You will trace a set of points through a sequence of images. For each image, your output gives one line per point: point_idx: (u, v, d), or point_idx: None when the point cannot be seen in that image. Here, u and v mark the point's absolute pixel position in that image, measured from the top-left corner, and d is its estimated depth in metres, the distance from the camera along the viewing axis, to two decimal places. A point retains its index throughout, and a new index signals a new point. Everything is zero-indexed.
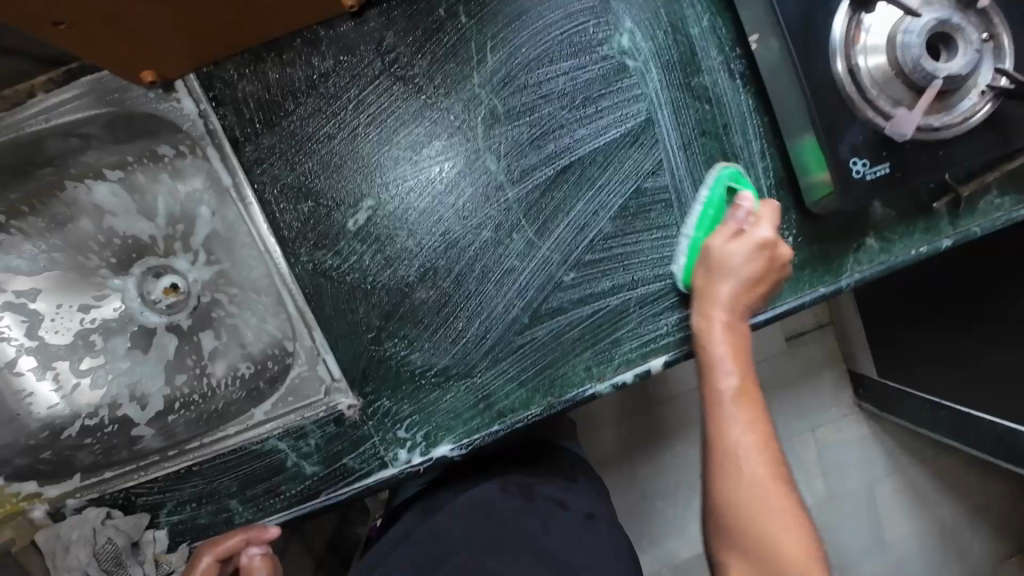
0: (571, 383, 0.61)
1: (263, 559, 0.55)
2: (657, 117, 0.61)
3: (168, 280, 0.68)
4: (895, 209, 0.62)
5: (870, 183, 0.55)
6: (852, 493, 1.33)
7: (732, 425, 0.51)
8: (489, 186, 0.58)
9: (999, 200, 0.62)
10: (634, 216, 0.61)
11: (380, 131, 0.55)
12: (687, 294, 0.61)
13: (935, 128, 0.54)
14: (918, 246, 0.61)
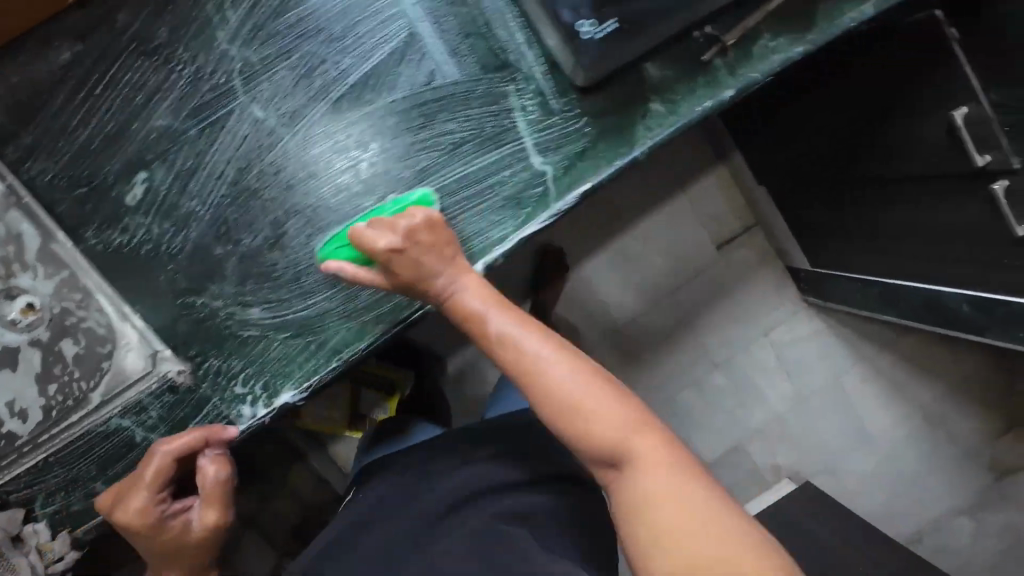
0: (402, 305, 0.64)
1: (219, 461, 0.59)
2: (420, 31, 0.62)
3: (22, 300, 0.57)
4: (672, 70, 0.67)
5: (603, 43, 0.58)
6: (818, 394, 1.31)
7: None
8: (262, 134, 0.60)
9: (772, 42, 0.67)
10: (421, 132, 0.63)
11: (130, 104, 0.58)
12: (492, 198, 0.65)
13: None
14: (701, 100, 0.66)
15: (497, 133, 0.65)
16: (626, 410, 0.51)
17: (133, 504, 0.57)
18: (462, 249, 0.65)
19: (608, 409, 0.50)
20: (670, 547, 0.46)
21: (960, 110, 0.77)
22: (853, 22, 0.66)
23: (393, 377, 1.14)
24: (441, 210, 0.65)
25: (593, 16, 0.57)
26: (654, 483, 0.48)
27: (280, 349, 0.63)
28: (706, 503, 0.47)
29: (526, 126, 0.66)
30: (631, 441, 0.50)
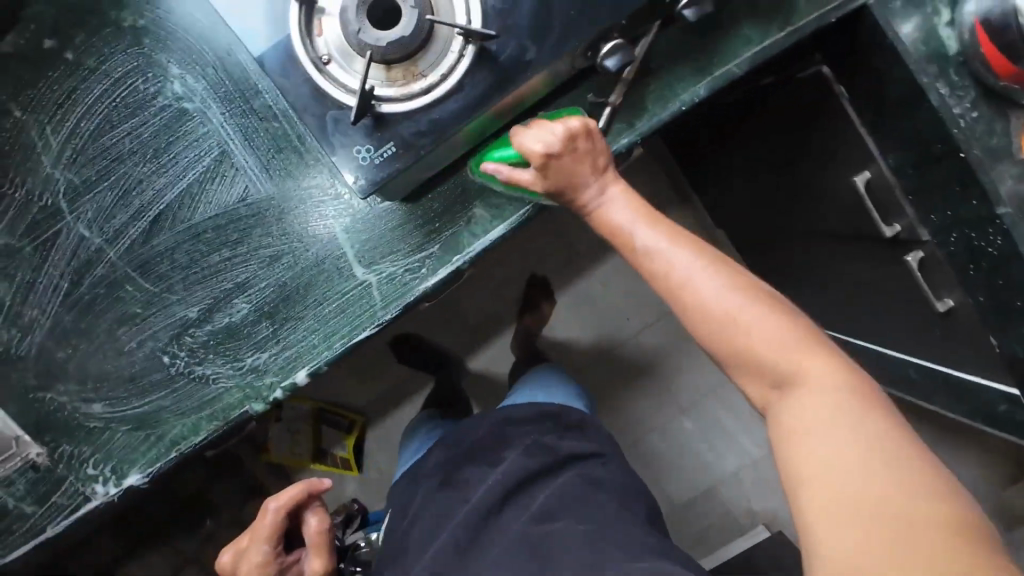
0: (232, 405, 0.68)
1: (318, 518, 0.75)
2: (230, 148, 0.63)
3: None
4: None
5: (384, 165, 0.56)
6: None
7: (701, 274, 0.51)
8: (90, 250, 0.65)
9: (599, 134, 0.64)
10: (238, 244, 0.65)
11: None
12: (314, 305, 0.67)
13: (421, 92, 0.55)
14: (523, 202, 0.64)
15: (315, 244, 0.66)
16: (762, 314, 0.50)
17: (256, 553, 0.72)
18: (286, 353, 0.68)
19: (769, 323, 0.50)
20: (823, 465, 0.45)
21: (862, 174, 0.75)
22: (683, 106, 0.63)
23: (350, 417, 1.33)
24: (263, 318, 0.67)
25: (368, 141, 0.55)
26: (806, 391, 0.48)
27: (125, 439, 0.70)
28: (853, 411, 0.46)
29: (346, 237, 0.66)
30: (767, 348, 0.49)
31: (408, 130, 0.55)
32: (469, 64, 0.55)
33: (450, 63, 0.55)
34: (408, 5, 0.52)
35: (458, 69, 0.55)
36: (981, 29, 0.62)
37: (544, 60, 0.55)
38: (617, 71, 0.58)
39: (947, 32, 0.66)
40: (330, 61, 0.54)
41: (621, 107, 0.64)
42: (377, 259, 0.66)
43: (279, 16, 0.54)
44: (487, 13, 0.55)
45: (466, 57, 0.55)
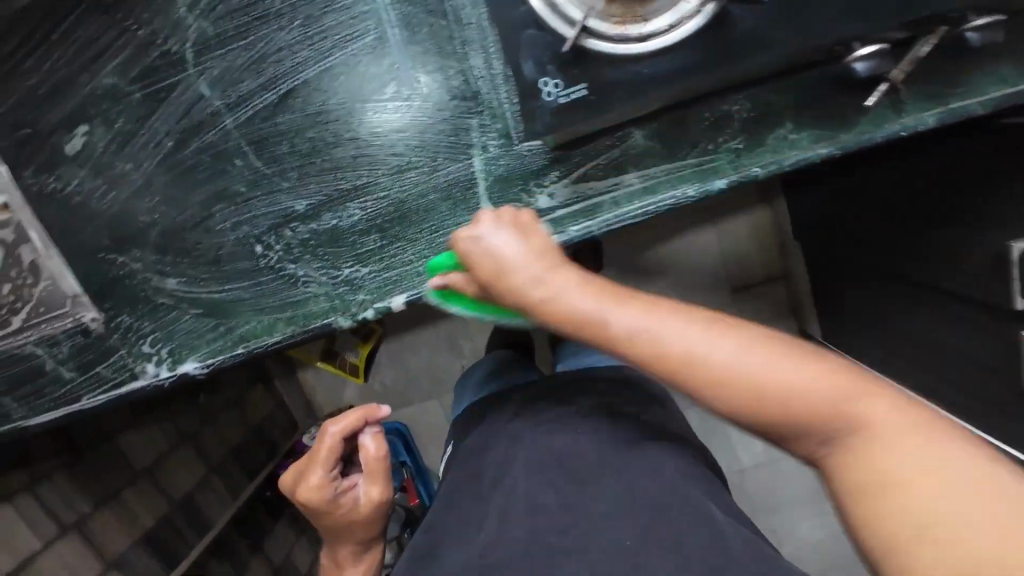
0: (315, 312, 0.63)
1: (376, 440, 0.66)
2: (388, 36, 0.57)
3: None
4: (658, 142, 0.60)
5: (566, 107, 0.51)
6: (797, 458, 1.21)
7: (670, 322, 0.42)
8: (205, 111, 0.59)
9: (794, 135, 0.57)
10: (368, 144, 0.60)
11: (80, 58, 0.58)
12: (431, 229, 0.62)
13: (636, 37, 0.49)
14: (685, 183, 0.59)
15: (449, 166, 0.60)
16: (807, 363, 0.40)
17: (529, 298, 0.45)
18: (388, 273, 0.62)
19: (890, 405, 0.39)
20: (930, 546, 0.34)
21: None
22: (903, 131, 0.55)
23: (371, 326, 1.22)
24: (373, 230, 0.62)
25: (559, 76, 0.50)
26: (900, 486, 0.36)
27: (189, 323, 0.64)
28: (968, 470, 0.36)
29: (484, 164, 0.60)
30: (884, 424, 0.38)
31: (607, 77, 0.50)
32: (702, 22, 0.49)
33: (678, 14, 0.49)
34: None
35: (683, 22, 0.49)
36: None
37: (783, 41, 0.48)
38: (865, 72, 0.56)
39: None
40: None
41: (830, 111, 0.57)
42: (507, 197, 0.61)
43: None
44: None
45: (702, 14, 0.49)
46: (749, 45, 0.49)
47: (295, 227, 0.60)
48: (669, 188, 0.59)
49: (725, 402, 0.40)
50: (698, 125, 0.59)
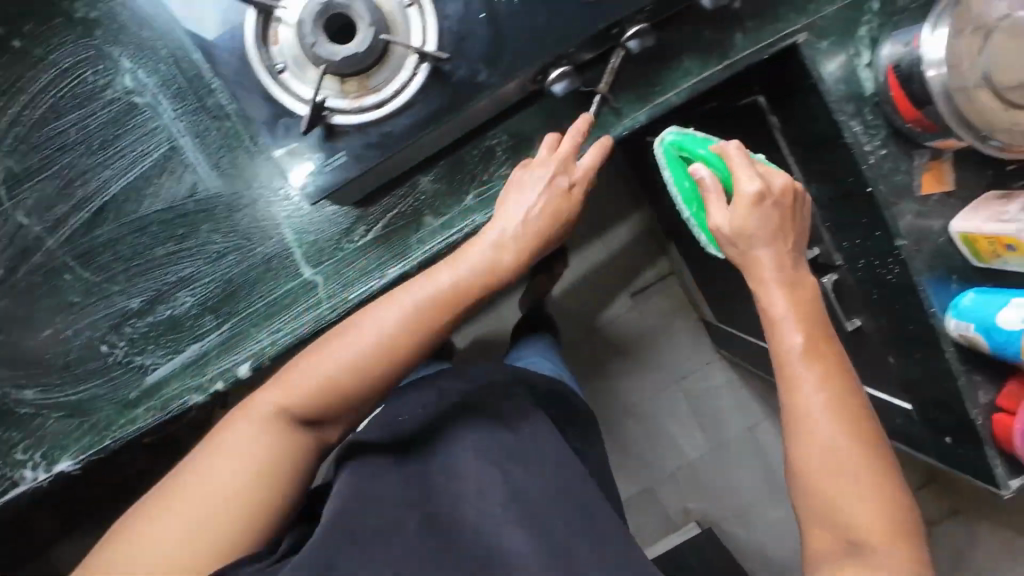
0: (171, 393, 0.70)
1: None
2: (180, 144, 0.65)
3: None
4: (445, 183, 0.70)
5: (333, 175, 0.59)
6: (738, 441, 1.51)
7: (804, 383, 0.63)
8: (27, 237, 0.66)
9: (548, 154, 0.70)
10: (182, 238, 0.67)
11: None
12: (259, 299, 0.69)
13: (373, 106, 0.57)
14: (474, 214, 0.68)
15: (262, 243, 0.68)
16: (839, 426, 0.62)
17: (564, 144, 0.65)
18: (230, 347, 0.70)
19: (807, 353, 0.63)
20: (816, 468, 0.62)
21: (789, 200, 0.86)
22: (627, 130, 0.71)
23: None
24: (206, 312, 0.69)
25: (320, 150, 0.58)
26: (810, 432, 0.62)
27: (58, 425, 0.70)
28: (863, 470, 0.61)
29: (293, 236, 0.68)
30: (842, 467, 0.61)
31: (357, 144, 0.58)
32: (422, 80, 0.58)
33: (404, 78, 0.58)
34: (364, 22, 0.55)
35: (412, 83, 0.58)
36: (894, 77, 0.71)
37: (495, 85, 0.59)
38: (565, 92, 0.64)
39: (867, 73, 0.75)
40: (284, 67, 0.56)
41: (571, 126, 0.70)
42: (322, 260, 0.69)
43: (235, 23, 0.56)
44: (440, 34, 0.58)
45: (421, 72, 0.58)
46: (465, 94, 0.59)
47: (131, 325, 0.67)
48: (463, 221, 0.69)
49: (821, 444, 0.62)
50: (471, 162, 0.70)
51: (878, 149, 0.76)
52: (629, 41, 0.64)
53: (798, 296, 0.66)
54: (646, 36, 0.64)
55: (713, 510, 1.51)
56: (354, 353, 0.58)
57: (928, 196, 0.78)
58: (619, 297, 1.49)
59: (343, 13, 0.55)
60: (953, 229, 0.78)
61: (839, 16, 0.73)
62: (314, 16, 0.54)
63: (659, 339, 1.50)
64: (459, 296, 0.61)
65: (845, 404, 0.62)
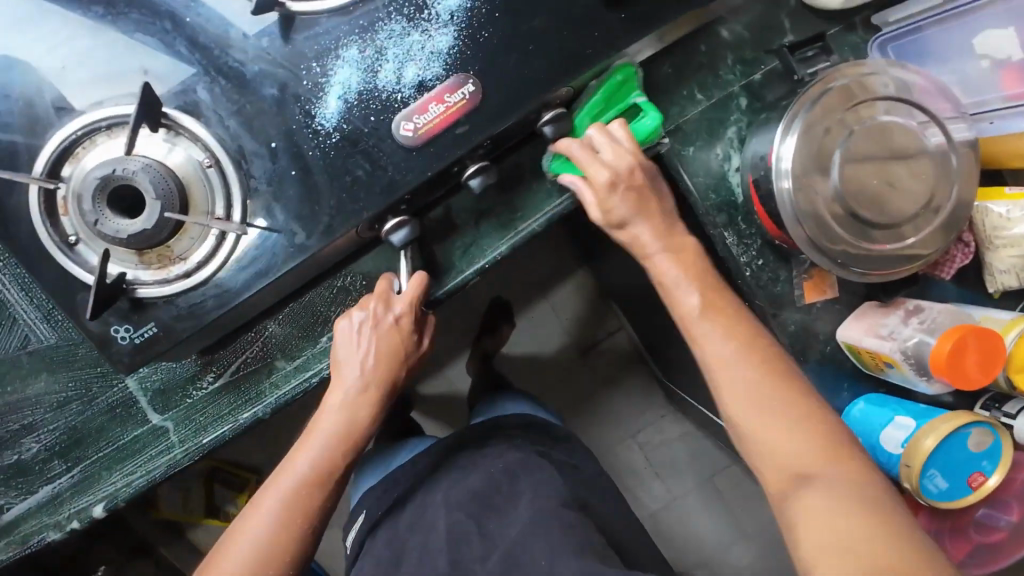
0: (28, 533, 0.68)
1: None
2: (6, 298, 0.64)
3: None
4: (294, 327, 0.69)
5: (143, 344, 0.56)
6: (697, 491, 1.49)
7: (715, 345, 0.60)
8: None
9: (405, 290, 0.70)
10: (22, 387, 0.66)
11: None
12: (109, 443, 0.68)
13: (180, 275, 0.56)
14: (326, 356, 0.68)
15: (105, 391, 0.67)
16: (781, 416, 0.57)
17: (405, 317, 0.64)
18: (83, 491, 0.68)
19: (719, 339, 0.60)
20: (788, 459, 0.56)
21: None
22: (486, 265, 0.69)
23: (243, 476, 1.36)
24: (56, 456, 0.68)
25: (127, 321, 0.56)
26: (739, 408, 0.58)
27: None
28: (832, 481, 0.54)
29: (139, 383, 0.67)
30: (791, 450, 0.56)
31: (167, 314, 0.56)
32: (232, 245, 0.56)
33: (212, 244, 0.56)
34: (150, 197, 0.52)
35: (223, 248, 0.56)
36: (754, 187, 0.64)
37: (307, 243, 0.57)
38: (408, 239, 0.64)
39: (736, 178, 0.69)
40: (75, 239, 0.54)
41: (427, 261, 0.70)
42: (171, 405, 0.68)
43: (18, 198, 0.53)
44: (247, 197, 0.56)
45: (229, 238, 0.56)
46: (277, 255, 0.57)
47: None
48: (316, 362, 0.69)
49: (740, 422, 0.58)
50: (322, 305, 0.69)
51: (757, 259, 0.71)
52: (470, 179, 0.62)
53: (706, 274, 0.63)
54: (488, 172, 0.63)
55: (678, 559, 1.45)
56: (267, 521, 0.61)
57: (811, 303, 0.73)
58: (564, 353, 1.50)
59: (128, 184, 0.53)
60: (839, 338, 0.74)
61: (703, 117, 0.69)
62: (93, 191, 0.52)
63: (606, 391, 1.50)
64: (307, 491, 0.62)
65: (766, 377, 0.59)
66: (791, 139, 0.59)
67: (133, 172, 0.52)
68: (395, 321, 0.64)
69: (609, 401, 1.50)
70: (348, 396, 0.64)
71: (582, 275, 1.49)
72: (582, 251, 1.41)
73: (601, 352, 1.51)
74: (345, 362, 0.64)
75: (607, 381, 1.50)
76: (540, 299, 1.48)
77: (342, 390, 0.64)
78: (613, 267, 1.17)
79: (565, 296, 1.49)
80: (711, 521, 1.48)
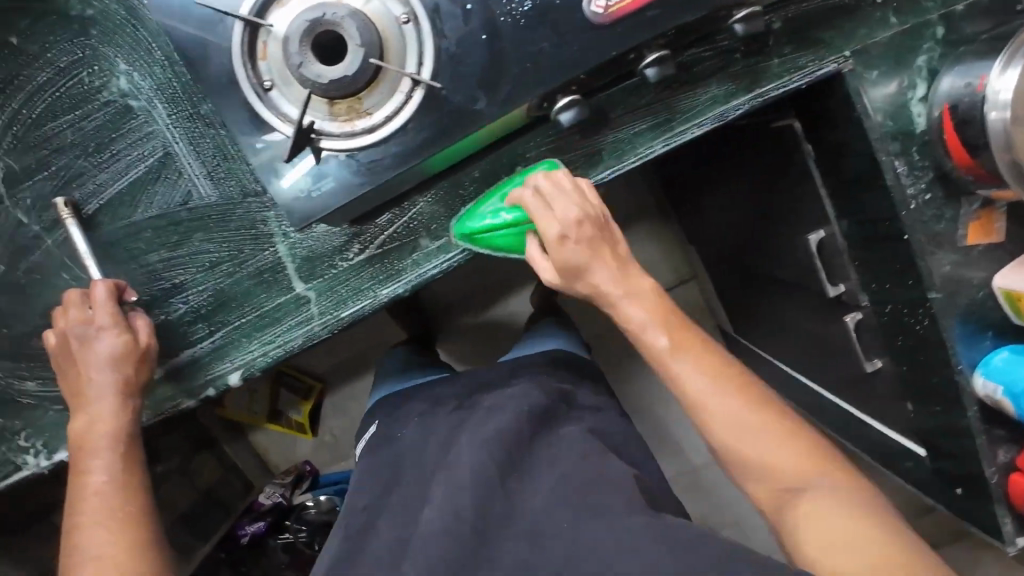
0: (167, 398, 0.69)
1: None
2: (175, 151, 0.63)
3: None
4: (440, 207, 0.69)
5: (321, 199, 0.56)
6: None
7: (685, 370, 0.61)
8: (21, 239, 0.64)
9: None
10: (175, 243, 0.65)
11: None
12: (253, 312, 0.68)
13: (361, 132, 0.56)
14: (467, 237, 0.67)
15: (256, 256, 0.67)
16: (775, 440, 0.59)
17: (110, 333, 0.62)
18: (223, 355, 0.69)
19: (694, 369, 0.61)
20: (780, 475, 0.58)
21: (817, 234, 0.82)
22: (637, 160, 0.68)
23: (309, 383, 1.44)
24: (200, 320, 0.68)
25: (306, 175, 0.56)
26: (731, 421, 0.59)
27: (55, 415, 0.70)
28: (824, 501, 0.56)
29: (289, 252, 0.67)
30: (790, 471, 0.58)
31: (346, 168, 0.56)
32: (415, 106, 0.56)
33: (396, 104, 0.56)
34: (355, 43, 0.52)
35: (404, 109, 0.56)
36: (948, 115, 0.65)
37: (491, 112, 0.57)
38: (574, 122, 0.62)
39: (919, 108, 0.68)
40: (270, 85, 0.54)
41: (576, 153, 0.70)
42: (316, 275, 0.68)
43: (223, 34, 0.53)
44: (437, 58, 0.56)
45: (413, 97, 0.56)
46: (457, 119, 0.57)
47: None
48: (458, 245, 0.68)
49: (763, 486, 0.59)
50: (467, 185, 0.69)
51: (920, 192, 0.70)
52: (647, 69, 0.60)
53: (674, 316, 0.64)
54: (667, 64, 0.60)
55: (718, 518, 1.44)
56: (102, 532, 0.61)
57: (966, 243, 0.71)
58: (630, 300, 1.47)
59: (330, 29, 0.52)
60: (995, 286, 0.71)
61: (894, 42, 0.68)
62: (301, 33, 0.52)
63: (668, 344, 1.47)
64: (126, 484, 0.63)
65: (727, 376, 0.62)
66: (1013, 71, 0.59)
67: (341, 17, 0.52)
68: (98, 330, 0.62)
69: None
70: (92, 414, 0.62)
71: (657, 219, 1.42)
72: (665, 194, 1.34)
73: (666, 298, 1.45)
74: (93, 343, 0.62)
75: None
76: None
77: (82, 411, 0.63)
78: (706, 203, 1.11)
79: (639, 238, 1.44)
80: None
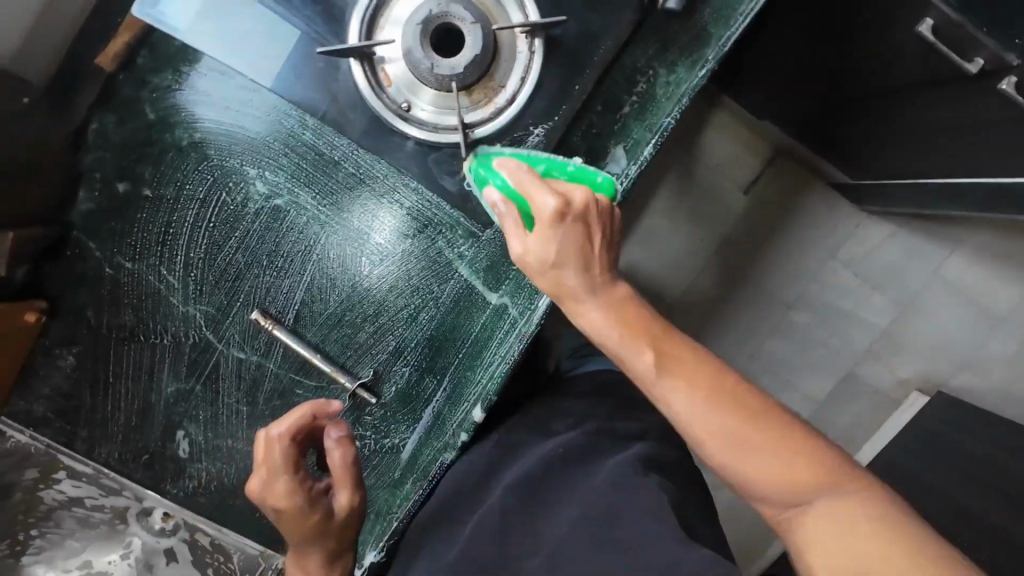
0: (430, 460, 0.68)
1: None
2: (334, 227, 0.64)
3: (157, 511, 0.72)
4: (583, 153, 0.61)
5: None
6: (929, 292, 1.30)
7: (675, 398, 0.48)
8: (250, 369, 0.67)
9: (671, 78, 0.60)
10: (369, 312, 0.65)
11: (136, 383, 0.69)
12: (469, 344, 0.66)
13: (505, 104, 0.54)
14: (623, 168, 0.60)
15: (444, 289, 0.65)
16: (712, 403, 0.47)
17: (280, 486, 0.60)
18: (459, 398, 0.67)
19: (698, 378, 0.48)
20: (758, 476, 0.46)
21: (926, 22, 0.61)
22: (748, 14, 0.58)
23: None
24: (425, 373, 0.67)
25: None
26: (704, 431, 0.47)
27: None
28: (836, 514, 0.44)
29: (471, 271, 0.65)
30: (772, 492, 0.47)
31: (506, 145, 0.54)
32: (542, 58, 0.53)
33: (525, 63, 0.53)
34: (469, 23, 0.50)
35: (532, 65, 0.53)
36: None
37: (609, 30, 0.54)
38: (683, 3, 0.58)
39: None
40: (409, 104, 0.53)
41: (686, 39, 0.60)
42: (504, 280, 0.65)
43: (349, 82, 0.53)
44: (539, 3, 0.53)
45: (536, 51, 0.53)
46: (583, 50, 0.54)
47: (371, 412, 0.68)
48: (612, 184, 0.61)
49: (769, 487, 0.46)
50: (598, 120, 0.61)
51: None
52: None
53: (649, 323, 0.50)
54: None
55: (936, 371, 1.32)
56: None
57: None
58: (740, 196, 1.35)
59: (440, 23, 0.51)
60: None
61: None
62: (419, 38, 0.50)
63: (802, 224, 1.30)
64: None
65: (708, 383, 0.47)
66: None
67: (446, 6, 0.50)
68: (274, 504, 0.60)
69: (804, 234, 1.30)
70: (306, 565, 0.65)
71: (722, 112, 1.27)
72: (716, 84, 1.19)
73: (767, 186, 1.29)
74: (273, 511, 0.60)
75: (793, 216, 1.30)
76: (683, 154, 1.27)
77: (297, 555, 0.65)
78: (790, 54, 0.92)
79: (712, 144, 1.27)
80: (955, 315, 1.30)
